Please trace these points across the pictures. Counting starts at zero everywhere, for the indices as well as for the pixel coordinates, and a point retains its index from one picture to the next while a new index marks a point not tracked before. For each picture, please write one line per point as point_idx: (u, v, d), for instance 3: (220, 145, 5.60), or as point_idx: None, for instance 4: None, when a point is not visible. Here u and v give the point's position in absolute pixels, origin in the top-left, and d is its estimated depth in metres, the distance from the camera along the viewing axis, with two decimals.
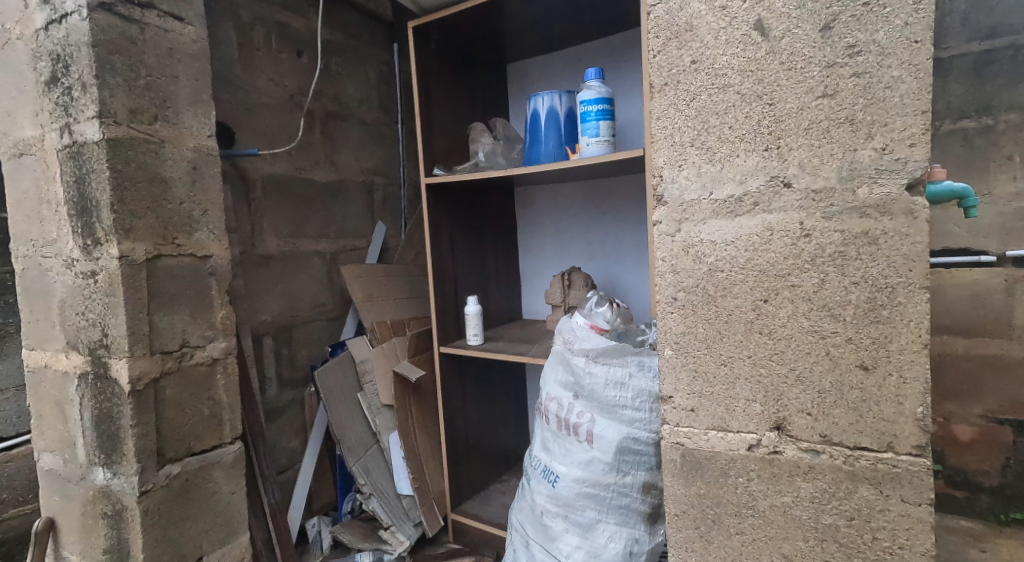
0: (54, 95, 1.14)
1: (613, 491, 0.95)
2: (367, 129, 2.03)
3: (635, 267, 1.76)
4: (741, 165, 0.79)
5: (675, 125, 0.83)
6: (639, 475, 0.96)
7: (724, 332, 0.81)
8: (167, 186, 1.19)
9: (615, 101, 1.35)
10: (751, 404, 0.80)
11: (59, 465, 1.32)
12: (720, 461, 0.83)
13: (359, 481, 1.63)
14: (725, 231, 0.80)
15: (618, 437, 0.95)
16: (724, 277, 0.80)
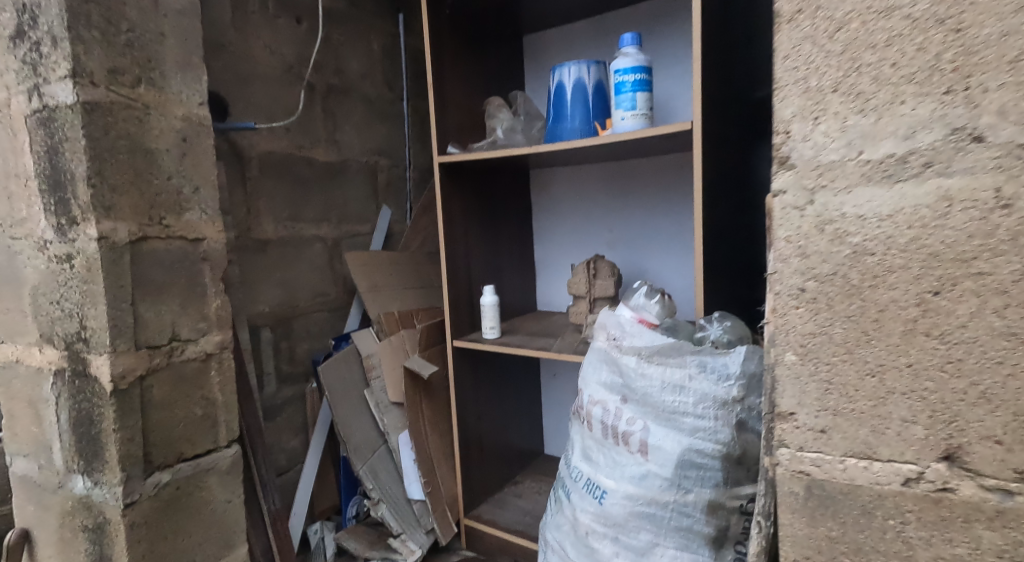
0: (21, 52, 1.00)
1: (673, 511, 0.85)
2: (371, 106, 1.89)
3: (663, 255, 1.64)
4: (908, 113, 0.60)
5: (812, 62, 0.65)
6: (703, 493, 0.84)
7: (876, 335, 0.63)
8: (153, 158, 1.05)
9: (653, 70, 1.22)
10: (910, 427, 0.62)
11: (34, 471, 1.19)
12: (862, 497, 0.66)
13: (366, 485, 1.51)
14: (881, 201, 0.62)
15: (677, 448, 0.84)
16: (876, 261, 0.62)
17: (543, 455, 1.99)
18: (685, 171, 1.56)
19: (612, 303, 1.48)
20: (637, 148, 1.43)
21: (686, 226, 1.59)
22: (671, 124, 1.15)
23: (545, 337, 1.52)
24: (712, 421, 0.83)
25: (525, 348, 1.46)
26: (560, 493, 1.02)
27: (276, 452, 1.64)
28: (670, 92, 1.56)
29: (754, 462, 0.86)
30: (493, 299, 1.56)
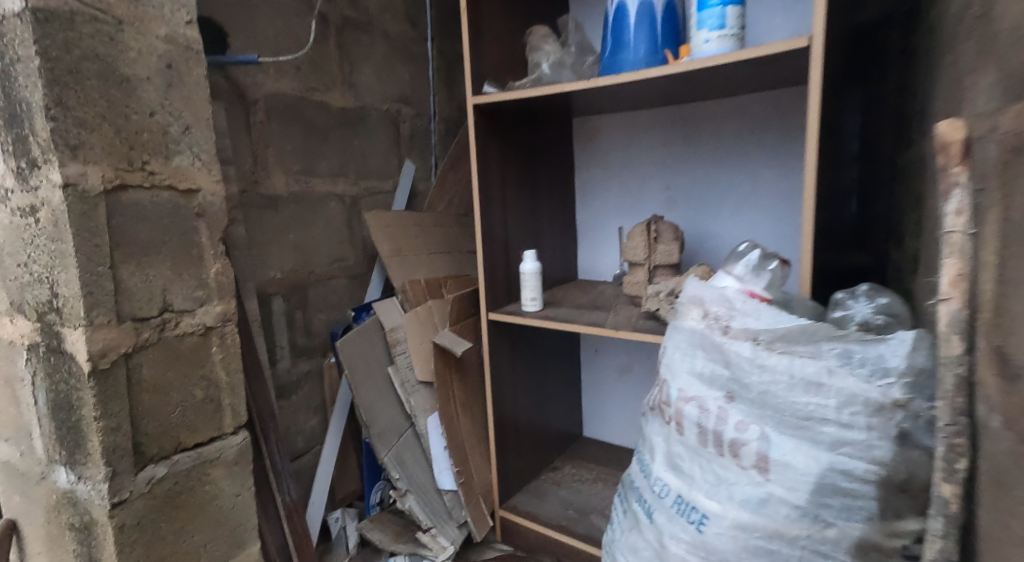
0: None
1: (804, 547, 0.75)
2: (392, 45, 1.66)
3: (732, 215, 1.40)
4: None
5: None
6: (850, 529, 0.74)
7: None
8: (131, 88, 0.85)
9: None
10: None
11: (16, 458, 1.04)
12: None
13: (393, 474, 1.33)
14: None
15: (812, 467, 0.74)
16: None
17: (583, 438, 1.81)
18: (763, 115, 1.32)
19: (675, 272, 1.26)
20: (712, 85, 1.19)
21: (763, 180, 1.35)
22: (772, 44, 0.91)
23: (595, 310, 1.32)
24: (861, 431, 0.72)
25: (575, 321, 1.25)
26: (634, 507, 0.95)
27: (292, 433, 1.48)
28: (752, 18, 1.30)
29: (922, 490, 0.73)
30: (535, 265, 1.36)
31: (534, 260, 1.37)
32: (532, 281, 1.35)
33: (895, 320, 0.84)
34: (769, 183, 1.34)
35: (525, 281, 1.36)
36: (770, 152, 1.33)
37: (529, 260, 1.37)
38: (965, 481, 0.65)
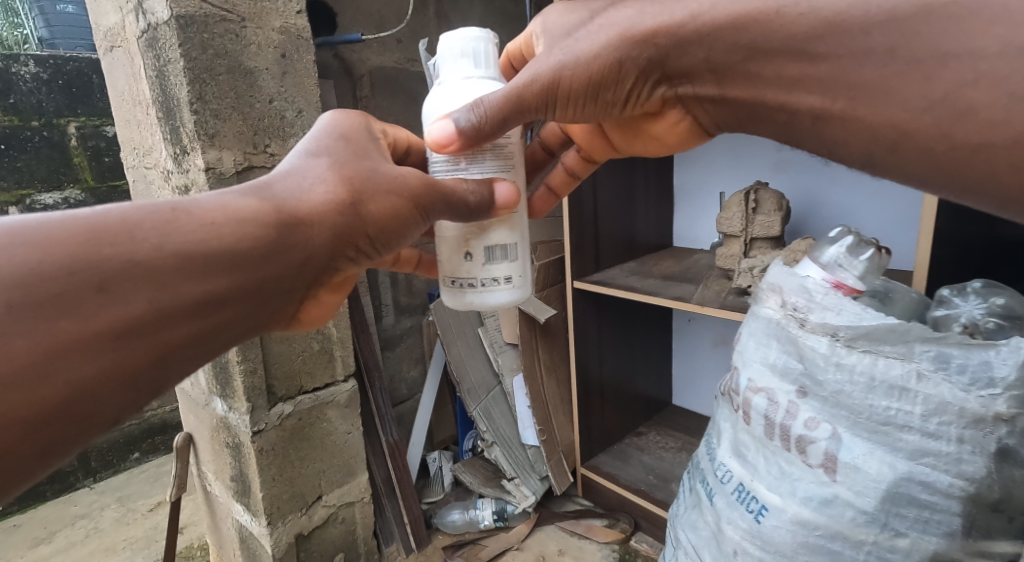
0: None
1: (869, 556, 0.58)
2: (488, 7, 1.61)
3: (854, 186, 1.23)
4: None
5: None
6: (925, 541, 0.56)
7: None
8: (254, 79, 0.93)
9: None
10: None
11: (189, 387, 1.25)
12: None
13: (480, 426, 1.49)
14: None
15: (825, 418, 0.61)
16: None
17: (673, 406, 1.79)
18: None
19: (775, 244, 1.20)
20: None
21: None
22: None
23: (683, 283, 1.29)
24: (950, 444, 0.54)
25: (661, 294, 1.23)
26: (697, 485, 0.80)
27: (397, 381, 1.62)
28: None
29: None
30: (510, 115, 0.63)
31: (475, 69, 0.62)
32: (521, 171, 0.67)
33: (1017, 322, 0.65)
34: None
35: (489, 149, 0.63)
36: None
37: (470, 78, 0.61)
38: None
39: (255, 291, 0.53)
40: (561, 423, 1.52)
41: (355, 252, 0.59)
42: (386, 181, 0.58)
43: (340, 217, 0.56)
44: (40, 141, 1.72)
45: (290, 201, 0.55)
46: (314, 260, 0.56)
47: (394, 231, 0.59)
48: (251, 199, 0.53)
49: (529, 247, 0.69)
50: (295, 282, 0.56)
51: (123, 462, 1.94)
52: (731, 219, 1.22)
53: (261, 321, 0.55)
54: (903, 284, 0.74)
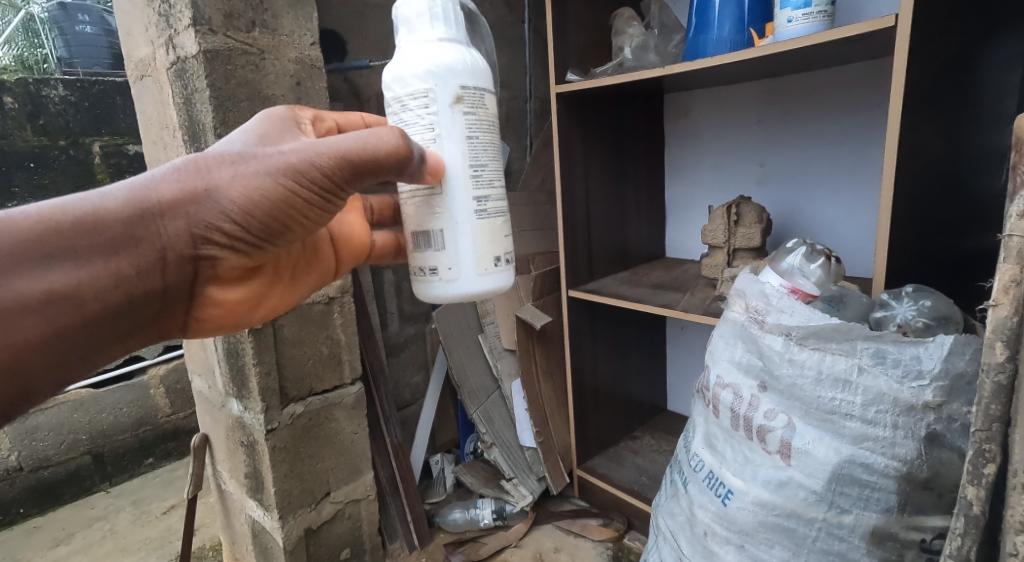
0: (158, 5, 0.99)
1: (820, 531, 0.69)
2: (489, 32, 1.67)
3: (831, 201, 1.30)
4: None
5: None
6: (867, 517, 0.67)
7: None
8: (271, 105, 1.02)
9: None
10: None
11: (206, 389, 1.33)
12: None
13: (480, 428, 1.56)
14: None
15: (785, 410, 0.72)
16: None
17: (668, 411, 1.85)
18: (873, 97, 1.20)
19: (757, 255, 1.27)
20: (810, 61, 1.12)
21: (867, 157, 1.24)
22: (859, 22, 0.85)
23: (672, 291, 1.36)
24: (886, 429, 0.65)
25: (649, 301, 1.31)
26: (675, 477, 0.91)
27: (401, 386, 1.69)
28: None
29: (951, 487, 0.66)
30: (434, 74, 0.63)
31: (431, 28, 0.65)
32: (454, 137, 0.65)
33: (945, 322, 0.73)
34: (868, 163, 1.24)
35: (413, 112, 0.65)
36: (866, 127, 1.23)
37: (427, 36, 0.64)
38: (990, 486, 0.54)
39: (111, 285, 0.59)
40: (557, 425, 1.59)
41: (219, 236, 0.63)
42: (243, 162, 0.62)
43: (187, 206, 0.61)
44: (67, 159, 1.87)
45: (139, 195, 0.60)
46: (171, 250, 0.61)
47: (256, 215, 0.63)
48: (106, 198, 0.59)
49: (472, 243, 0.68)
50: (154, 273, 0.61)
51: (137, 466, 2.02)
52: (715, 231, 1.30)
53: (128, 314, 0.62)
54: (858, 291, 0.83)
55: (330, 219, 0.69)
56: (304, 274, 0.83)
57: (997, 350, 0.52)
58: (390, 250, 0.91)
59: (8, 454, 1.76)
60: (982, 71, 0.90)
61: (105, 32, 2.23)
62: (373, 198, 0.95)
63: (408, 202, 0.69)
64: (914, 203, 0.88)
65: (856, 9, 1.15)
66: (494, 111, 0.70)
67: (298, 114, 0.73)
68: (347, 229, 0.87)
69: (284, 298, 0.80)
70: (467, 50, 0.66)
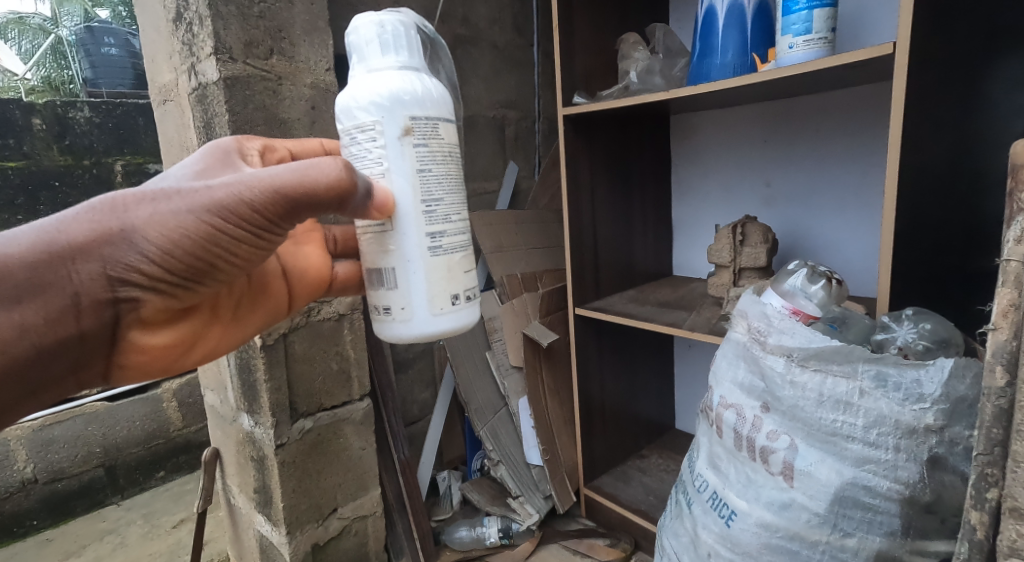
0: (181, 34, 1.03)
1: (823, 554, 0.69)
2: (500, 55, 1.70)
3: (837, 221, 1.31)
4: None
5: None
6: (870, 540, 0.67)
7: None
8: (287, 128, 1.05)
9: None
10: None
11: (218, 403, 1.35)
12: None
13: (487, 445, 1.56)
14: None
15: (786, 432, 0.72)
16: None
17: (676, 430, 1.84)
18: (877, 120, 1.21)
19: (763, 274, 1.28)
20: (813, 84, 1.13)
21: (872, 178, 1.24)
22: (859, 49, 0.87)
23: (678, 310, 1.37)
24: (888, 452, 0.66)
25: (655, 320, 1.32)
26: (680, 498, 0.91)
27: (409, 402, 1.70)
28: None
29: (953, 512, 0.67)
30: (381, 106, 0.63)
31: (380, 56, 0.65)
32: (402, 171, 0.65)
33: (945, 345, 0.74)
34: (873, 184, 1.24)
35: (362, 146, 0.65)
36: (870, 149, 1.24)
37: (375, 65, 0.64)
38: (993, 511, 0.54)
39: (17, 337, 0.58)
40: (564, 443, 1.59)
41: (137, 277, 0.62)
42: (163, 201, 0.61)
43: (99, 247, 0.59)
44: (90, 178, 1.93)
45: (46, 238, 0.58)
46: (84, 295, 0.60)
47: (175, 256, 0.62)
48: (10, 241, 0.57)
49: (424, 283, 0.67)
50: (66, 319, 0.60)
51: (148, 480, 2.03)
52: (720, 251, 1.30)
53: (38, 364, 0.60)
54: (860, 312, 0.84)
55: (259, 256, 0.68)
56: (248, 313, 0.82)
57: (997, 375, 0.53)
58: (351, 281, 0.89)
59: (24, 465, 1.78)
60: (985, 95, 0.91)
61: (129, 54, 2.31)
62: (337, 228, 0.93)
63: (363, 238, 0.70)
64: (915, 225, 0.89)
65: (857, 36, 1.17)
66: (451, 140, 0.69)
67: (242, 148, 0.73)
68: (303, 261, 0.86)
69: (222, 338, 0.80)
70: (419, 78, 0.65)
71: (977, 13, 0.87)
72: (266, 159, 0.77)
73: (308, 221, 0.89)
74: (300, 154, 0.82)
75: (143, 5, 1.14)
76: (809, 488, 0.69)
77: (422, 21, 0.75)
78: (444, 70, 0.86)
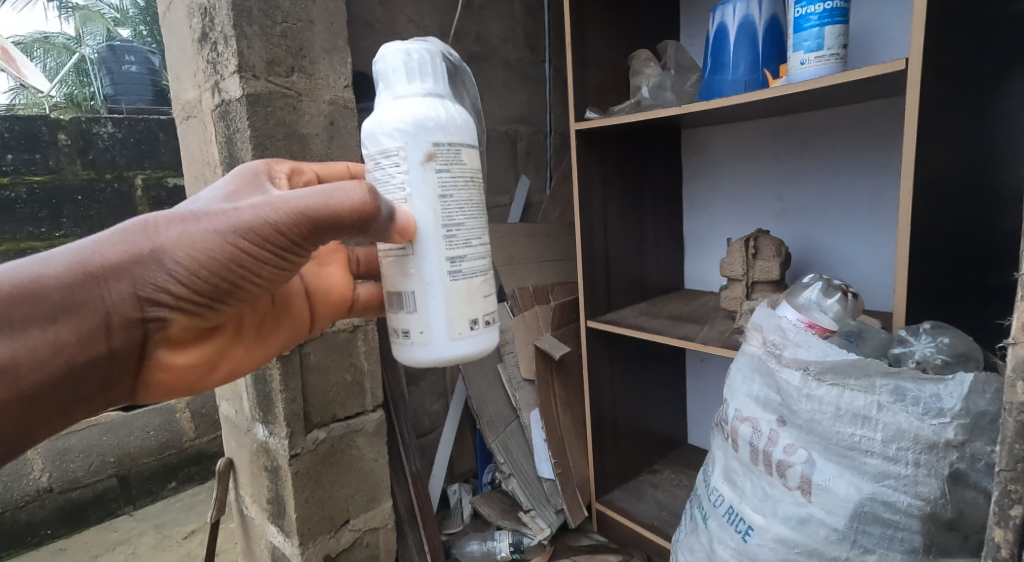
0: (206, 53, 1.05)
1: None
2: (512, 72, 1.72)
3: (850, 234, 1.31)
4: None
5: None
6: (891, 557, 0.67)
7: None
8: (305, 143, 1.06)
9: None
10: None
11: (233, 413, 1.36)
12: None
13: (498, 458, 1.55)
14: None
15: (804, 447, 0.72)
16: None
17: (688, 444, 1.83)
18: (890, 135, 1.21)
19: (776, 287, 1.28)
20: (825, 99, 1.14)
21: (886, 193, 1.24)
22: (871, 65, 0.87)
23: (690, 323, 1.37)
24: (908, 467, 0.65)
25: (667, 333, 1.31)
26: (695, 512, 0.91)
27: (421, 414, 1.70)
28: (877, 15, 1.15)
29: (977, 530, 0.66)
30: (405, 132, 0.65)
31: (406, 83, 0.66)
32: (424, 196, 0.66)
33: (964, 359, 0.74)
34: (886, 199, 1.24)
35: (386, 171, 0.66)
36: (884, 165, 1.24)
37: (401, 92, 0.66)
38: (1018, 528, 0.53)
39: (50, 355, 0.59)
40: (576, 457, 1.58)
41: (165, 297, 0.63)
42: (192, 222, 0.62)
43: (129, 266, 0.61)
44: (111, 192, 1.96)
45: (80, 260, 0.60)
46: (115, 314, 0.61)
47: (203, 275, 0.63)
48: (47, 262, 0.59)
49: (443, 306, 0.68)
50: (97, 340, 0.61)
51: (161, 490, 2.04)
52: (732, 263, 1.30)
53: (70, 383, 0.62)
54: (877, 326, 0.84)
55: (283, 275, 0.69)
56: (271, 331, 0.83)
57: (1019, 389, 0.52)
58: (373, 304, 0.90)
59: (41, 474, 1.80)
60: (997, 111, 0.91)
61: (149, 71, 2.37)
62: (360, 249, 0.94)
63: (384, 260, 0.71)
64: (931, 241, 0.88)
65: (868, 52, 1.17)
66: (473, 165, 0.70)
67: (273, 170, 0.75)
68: (326, 281, 0.88)
69: (245, 358, 0.80)
70: (443, 104, 0.66)
71: (989, 29, 0.88)
72: (294, 182, 0.79)
73: (332, 242, 0.91)
74: (327, 177, 0.84)
75: (168, 26, 1.17)
76: (829, 503, 0.69)
77: (446, 48, 0.77)
78: (469, 96, 0.88)
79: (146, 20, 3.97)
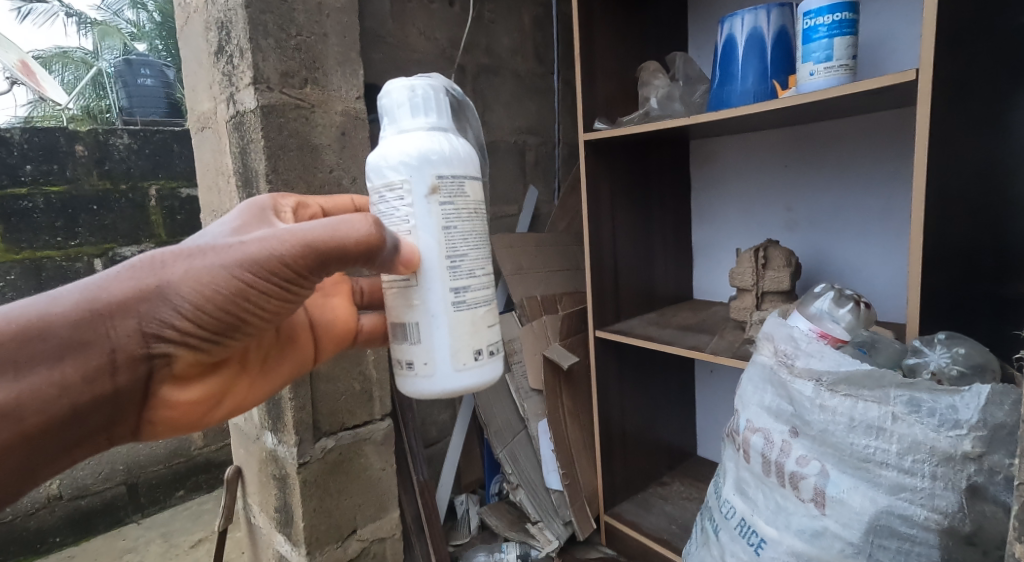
0: (221, 65, 1.07)
1: None
2: (521, 83, 1.73)
3: (861, 245, 1.30)
4: None
5: None
6: None
7: None
8: (317, 154, 1.07)
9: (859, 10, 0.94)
10: None
11: (241, 421, 1.36)
12: None
13: (506, 468, 1.54)
14: None
15: (818, 458, 0.71)
16: None
17: (697, 456, 1.81)
18: (901, 145, 1.21)
19: (786, 298, 1.27)
20: (834, 110, 1.14)
21: (897, 204, 1.23)
22: (882, 76, 0.87)
23: (700, 334, 1.36)
24: (924, 479, 0.64)
25: (676, 343, 1.31)
26: (706, 524, 0.89)
27: (428, 424, 1.69)
28: (886, 27, 1.15)
29: (996, 544, 0.65)
30: (409, 165, 0.65)
31: (409, 118, 0.67)
32: (428, 229, 0.66)
33: (980, 370, 0.73)
34: (898, 210, 1.23)
35: (390, 204, 0.67)
36: (895, 175, 1.23)
37: (405, 126, 0.67)
38: None
39: (56, 395, 0.59)
40: (584, 468, 1.57)
41: (171, 333, 0.63)
42: (198, 257, 0.63)
43: (135, 302, 0.61)
44: (126, 202, 1.99)
45: (87, 297, 0.61)
46: (121, 351, 0.62)
47: (208, 310, 0.63)
48: (56, 299, 0.60)
49: (449, 337, 0.68)
50: (103, 377, 0.62)
51: (169, 498, 2.04)
52: (742, 273, 1.30)
53: (75, 420, 0.62)
54: (891, 337, 0.83)
55: (289, 308, 0.69)
56: (276, 363, 0.83)
57: None
58: (377, 333, 0.91)
59: (51, 481, 1.81)
60: (1009, 122, 0.91)
61: (164, 84, 2.41)
62: (365, 280, 0.95)
63: (388, 292, 0.71)
64: (944, 252, 0.88)
65: (878, 63, 1.18)
66: (476, 198, 0.70)
67: (278, 205, 0.76)
68: (330, 313, 0.88)
69: (250, 392, 0.80)
70: (447, 137, 0.67)
71: (1000, 40, 0.88)
72: (299, 215, 0.80)
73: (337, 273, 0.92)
74: (331, 211, 0.85)
75: (185, 39, 1.19)
76: (844, 516, 0.68)
77: (450, 83, 0.78)
78: (472, 129, 0.89)
79: (162, 35, 4.06)
